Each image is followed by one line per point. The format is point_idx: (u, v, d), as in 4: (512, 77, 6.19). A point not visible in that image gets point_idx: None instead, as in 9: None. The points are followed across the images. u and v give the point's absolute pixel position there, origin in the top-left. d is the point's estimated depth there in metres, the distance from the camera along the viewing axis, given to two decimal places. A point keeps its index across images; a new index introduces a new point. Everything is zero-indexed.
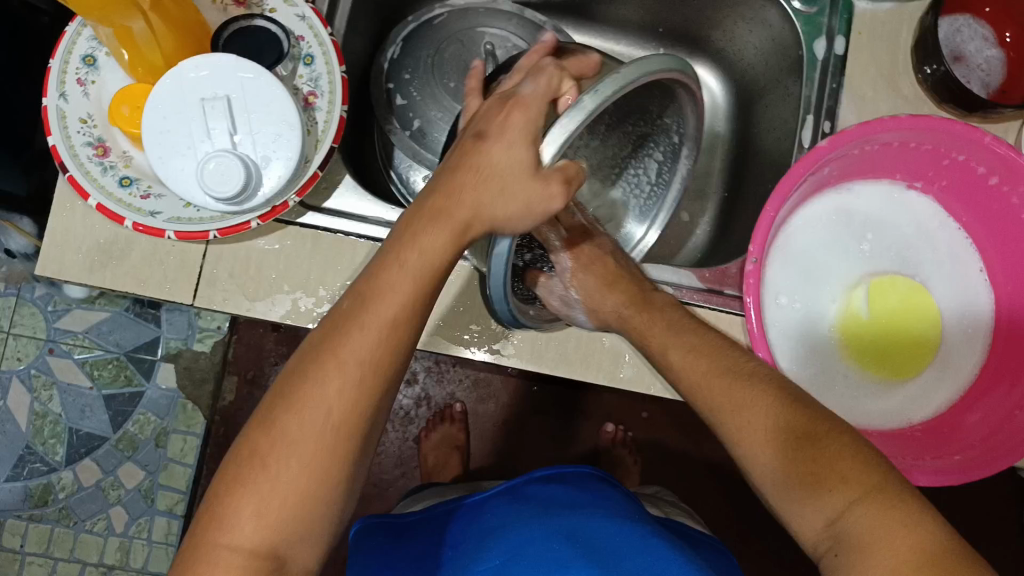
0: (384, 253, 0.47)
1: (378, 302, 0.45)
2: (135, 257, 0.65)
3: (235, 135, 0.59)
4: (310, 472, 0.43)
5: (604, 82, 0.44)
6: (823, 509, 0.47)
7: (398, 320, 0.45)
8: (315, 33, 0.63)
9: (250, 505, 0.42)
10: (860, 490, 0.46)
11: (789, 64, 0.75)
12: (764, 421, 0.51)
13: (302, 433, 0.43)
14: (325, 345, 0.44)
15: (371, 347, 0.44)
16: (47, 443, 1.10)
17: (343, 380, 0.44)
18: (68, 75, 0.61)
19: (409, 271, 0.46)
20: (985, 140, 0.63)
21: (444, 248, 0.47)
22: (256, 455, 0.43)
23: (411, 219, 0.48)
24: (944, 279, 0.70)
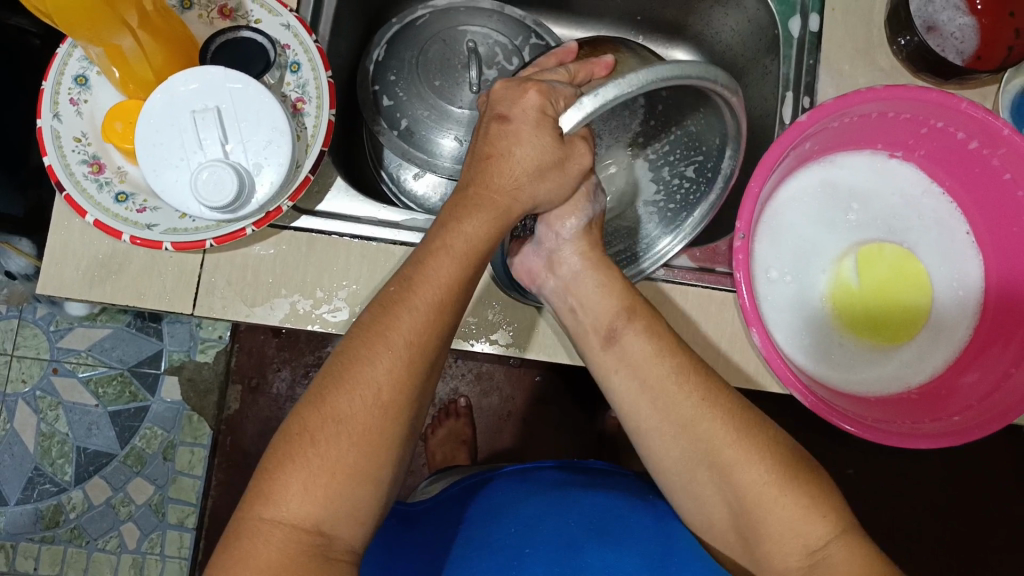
0: (429, 241, 0.51)
1: (424, 287, 0.49)
2: (134, 270, 0.66)
3: (226, 144, 0.60)
4: (358, 449, 0.45)
5: (626, 78, 0.47)
6: (804, 540, 0.51)
7: (438, 303, 0.49)
8: (300, 40, 0.65)
9: (299, 479, 0.44)
10: (835, 527, 0.52)
11: (765, 44, 0.76)
12: (757, 455, 0.53)
13: (351, 409, 0.46)
14: (375, 328, 0.48)
15: (418, 329, 0.48)
16: (56, 463, 1.11)
17: (393, 361, 0.47)
18: (60, 95, 0.62)
19: (454, 256, 0.50)
20: (961, 105, 0.63)
21: (486, 231, 0.51)
22: (306, 432, 0.45)
23: (451, 210, 0.52)
24: (931, 245, 0.71)
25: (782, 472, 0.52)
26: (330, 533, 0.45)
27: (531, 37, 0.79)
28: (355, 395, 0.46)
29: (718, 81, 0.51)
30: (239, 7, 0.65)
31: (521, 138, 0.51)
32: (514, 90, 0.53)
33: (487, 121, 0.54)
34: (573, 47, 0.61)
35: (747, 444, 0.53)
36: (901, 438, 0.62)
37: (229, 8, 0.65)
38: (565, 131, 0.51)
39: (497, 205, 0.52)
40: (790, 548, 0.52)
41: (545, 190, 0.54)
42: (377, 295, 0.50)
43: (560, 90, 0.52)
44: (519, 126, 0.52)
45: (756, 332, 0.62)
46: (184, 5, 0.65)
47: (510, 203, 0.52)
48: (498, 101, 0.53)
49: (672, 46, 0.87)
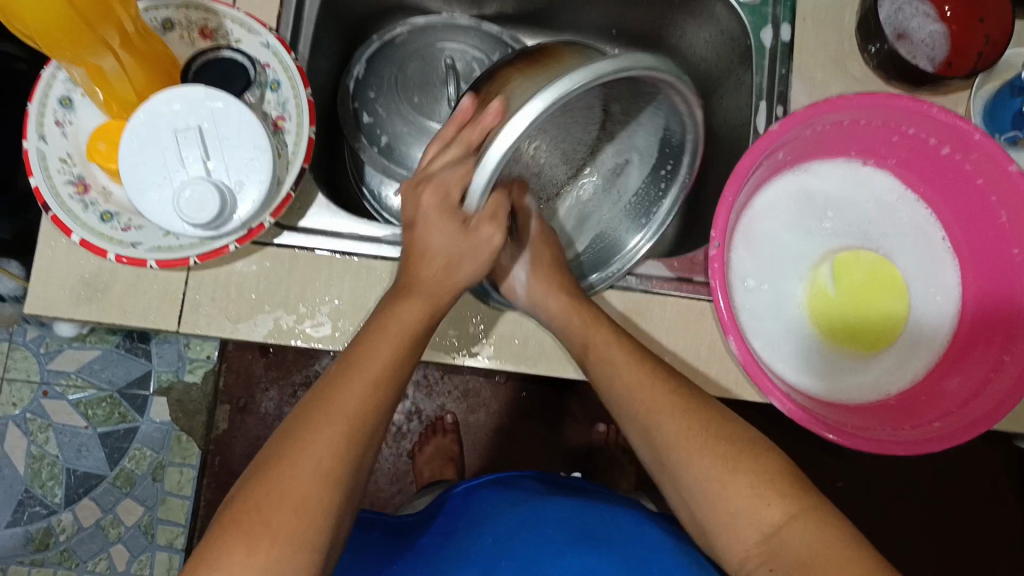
0: (367, 326, 0.56)
1: (366, 361, 0.52)
2: (119, 288, 0.66)
3: (208, 162, 0.61)
4: (296, 514, 0.46)
5: (573, 77, 0.46)
6: (757, 523, 0.51)
7: (382, 381, 0.52)
8: (281, 59, 0.66)
9: (242, 545, 0.45)
10: (786, 512, 0.51)
11: (739, 55, 0.78)
12: (702, 446, 0.54)
13: (295, 481, 0.47)
14: (319, 402, 0.50)
15: (362, 402, 0.51)
16: (45, 485, 1.11)
17: (337, 431, 0.49)
18: (46, 117, 0.63)
19: (392, 338, 0.54)
20: (931, 111, 0.65)
21: (418, 314, 0.56)
22: (250, 502, 0.46)
23: (388, 301, 0.57)
24: (907, 251, 0.72)
25: (730, 462, 0.53)
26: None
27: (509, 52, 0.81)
28: (298, 465, 0.47)
29: (663, 65, 0.50)
30: (219, 27, 0.67)
31: (430, 221, 0.56)
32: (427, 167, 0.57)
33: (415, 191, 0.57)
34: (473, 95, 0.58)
35: (692, 430, 0.54)
36: (885, 444, 0.63)
37: (210, 29, 0.66)
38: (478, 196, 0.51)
39: (431, 294, 0.57)
40: (744, 535, 0.51)
41: (467, 272, 0.58)
42: (324, 374, 0.53)
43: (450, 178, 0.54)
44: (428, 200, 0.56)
45: (733, 340, 0.62)
46: (165, 27, 0.66)
47: (442, 287, 0.58)
48: (415, 182, 0.57)
49: None
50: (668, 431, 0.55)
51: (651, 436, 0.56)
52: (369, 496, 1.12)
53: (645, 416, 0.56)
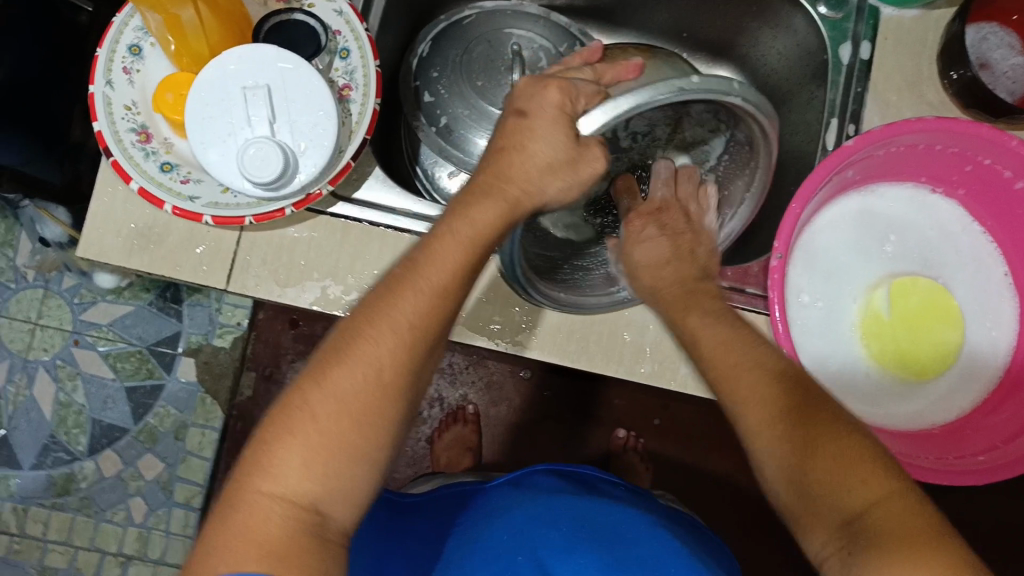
0: (437, 226, 0.51)
1: (429, 267, 0.48)
2: (172, 241, 0.66)
3: (274, 123, 0.60)
4: (353, 427, 0.45)
5: (748, 93, 0.51)
6: (848, 491, 0.43)
7: (443, 286, 0.48)
8: (352, 27, 0.65)
9: (299, 454, 0.44)
10: (876, 491, 0.42)
11: (813, 69, 0.76)
12: (769, 391, 0.48)
13: (353, 388, 0.45)
14: (379, 307, 0.47)
15: (421, 312, 0.47)
16: (70, 433, 1.12)
17: (396, 341, 0.46)
18: (115, 63, 0.63)
19: (459, 241, 0.50)
20: (1012, 144, 0.63)
21: (493, 219, 0.51)
22: (307, 406, 0.45)
23: (461, 200, 0.52)
24: (965, 283, 0.71)
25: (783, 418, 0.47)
26: (325, 512, 0.44)
27: (577, 45, 0.78)
28: (354, 375, 0.45)
29: (766, 116, 0.54)
30: None
31: (535, 132, 0.51)
32: (535, 86, 0.52)
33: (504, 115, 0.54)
34: (597, 47, 0.60)
35: (766, 382, 0.49)
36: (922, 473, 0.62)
37: None
38: (582, 134, 0.51)
39: (506, 196, 0.52)
40: (822, 528, 0.43)
41: (555, 187, 0.53)
42: (382, 277, 0.49)
43: (583, 87, 0.52)
44: (534, 121, 0.51)
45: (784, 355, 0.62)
46: None
47: (519, 196, 0.52)
48: (519, 96, 0.53)
49: (715, 66, 0.87)
50: (737, 383, 0.50)
51: (726, 379, 0.51)
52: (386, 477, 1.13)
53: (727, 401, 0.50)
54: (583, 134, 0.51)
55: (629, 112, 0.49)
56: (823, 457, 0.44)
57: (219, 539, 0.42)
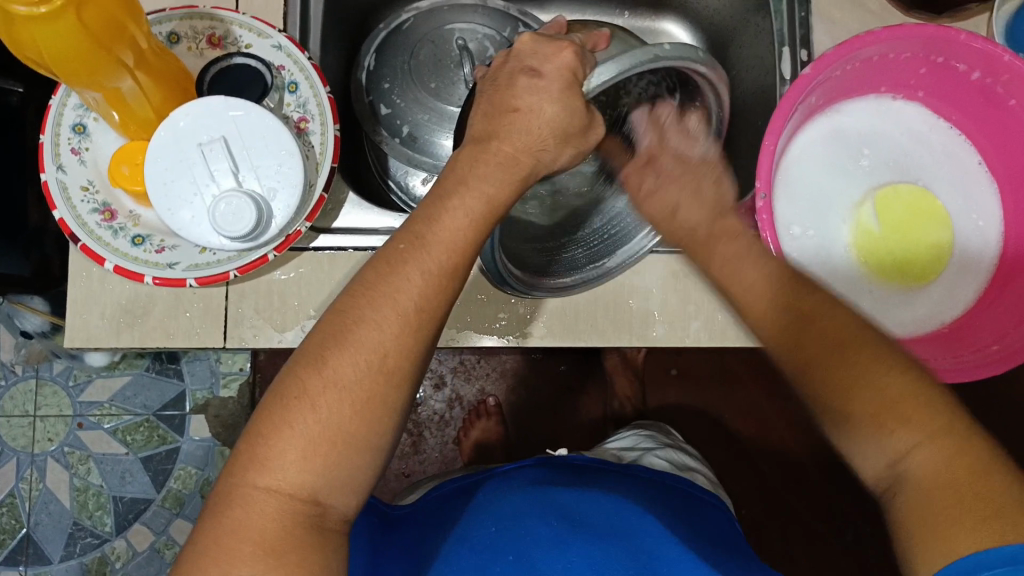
0: (440, 193, 0.47)
1: (436, 243, 0.46)
2: (159, 311, 0.65)
3: (238, 173, 0.59)
4: (357, 415, 0.42)
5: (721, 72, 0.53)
6: (885, 449, 0.45)
7: (450, 267, 0.46)
8: (294, 59, 0.64)
9: (296, 446, 0.41)
10: (926, 431, 0.44)
11: (753, 2, 0.76)
12: (810, 358, 0.49)
13: (354, 374, 0.43)
14: (384, 287, 0.44)
15: (427, 293, 0.45)
16: (94, 516, 1.11)
17: (400, 325, 0.44)
18: (62, 146, 0.61)
19: (470, 217, 0.47)
20: (960, 37, 0.64)
21: (505, 194, 0.48)
22: (305, 396, 0.42)
23: (472, 160, 0.48)
24: (945, 180, 0.71)
25: (810, 348, 0.49)
26: (325, 503, 0.42)
27: (519, 26, 0.77)
28: (357, 360, 0.43)
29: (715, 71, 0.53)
30: (227, 34, 0.65)
31: (552, 94, 0.48)
32: (548, 48, 0.50)
33: (512, 73, 0.50)
34: (605, 34, 0.55)
35: (834, 353, 0.48)
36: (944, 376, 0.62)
37: (217, 36, 0.65)
38: (587, 95, 0.48)
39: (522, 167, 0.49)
40: (872, 459, 0.46)
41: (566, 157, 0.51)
42: (382, 250, 0.46)
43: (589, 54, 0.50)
44: (550, 81, 0.49)
45: None
46: (172, 40, 0.64)
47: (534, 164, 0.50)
48: (529, 55, 0.50)
49: (659, 17, 0.86)
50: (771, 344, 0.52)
51: (799, 396, 0.51)
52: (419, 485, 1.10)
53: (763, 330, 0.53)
54: (588, 92, 0.48)
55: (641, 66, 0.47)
56: (862, 428, 0.46)
57: (213, 533, 0.41)
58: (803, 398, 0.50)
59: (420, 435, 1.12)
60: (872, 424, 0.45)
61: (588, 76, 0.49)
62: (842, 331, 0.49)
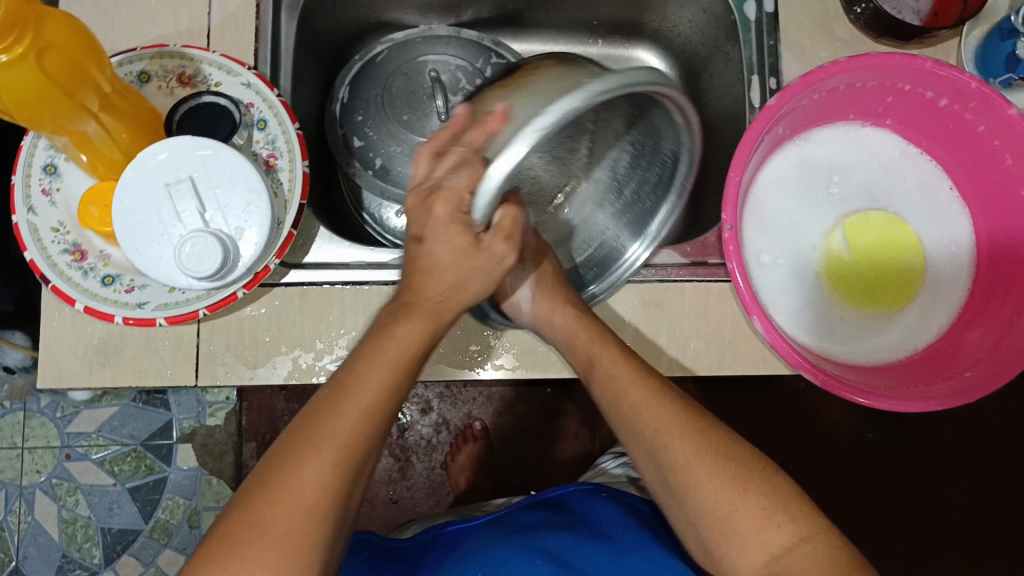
0: (379, 326, 0.51)
1: (370, 371, 0.48)
2: (132, 350, 0.65)
3: (205, 213, 0.59)
4: (280, 556, 0.44)
5: (649, 81, 0.45)
6: (767, 545, 0.51)
7: (388, 384, 0.48)
8: (264, 97, 0.65)
9: (235, 569, 0.44)
10: (795, 532, 0.51)
11: (724, 31, 0.76)
12: (712, 472, 0.52)
13: (275, 518, 0.44)
14: (322, 414, 0.47)
15: (366, 415, 0.47)
16: (83, 547, 1.11)
17: (319, 461, 0.45)
18: (32, 188, 0.62)
19: (384, 361, 0.49)
20: (926, 66, 0.64)
21: (434, 306, 0.50)
22: (246, 519, 0.45)
23: (407, 289, 0.53)
24: (916, 207, 0.71)
25: (720, 463, 0.53)
26: None
27: (491, 57, 0.78)
28: (296, 482, 0.45)
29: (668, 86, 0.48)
30: (198, 72, 0.65)
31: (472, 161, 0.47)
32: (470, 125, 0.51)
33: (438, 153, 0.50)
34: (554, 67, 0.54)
35: (709, 448, 0.53)
36: (914, 403, 0.61)
37: (188, 75, 0.65)
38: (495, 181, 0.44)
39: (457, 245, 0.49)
40: (750, 554, 0.51)
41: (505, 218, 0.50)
42: (334, 377, 0.49)
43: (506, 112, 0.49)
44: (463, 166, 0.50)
45: (758, 319, 0.60)
46: (142, 79, 0.65)
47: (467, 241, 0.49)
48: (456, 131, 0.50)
49: (632, 46, 0.87)
50: (670, 450, 0.53)
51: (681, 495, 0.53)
52: (407, 513, 1.10)
53: (652, 435, 0.54)
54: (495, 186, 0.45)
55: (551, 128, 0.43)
56: (742, 531, 0.51)
57: None
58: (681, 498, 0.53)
59: (408, 460, 1.12)
60: (765, 524, 0.51)
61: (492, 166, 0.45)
62: (699, 426, 0.54)
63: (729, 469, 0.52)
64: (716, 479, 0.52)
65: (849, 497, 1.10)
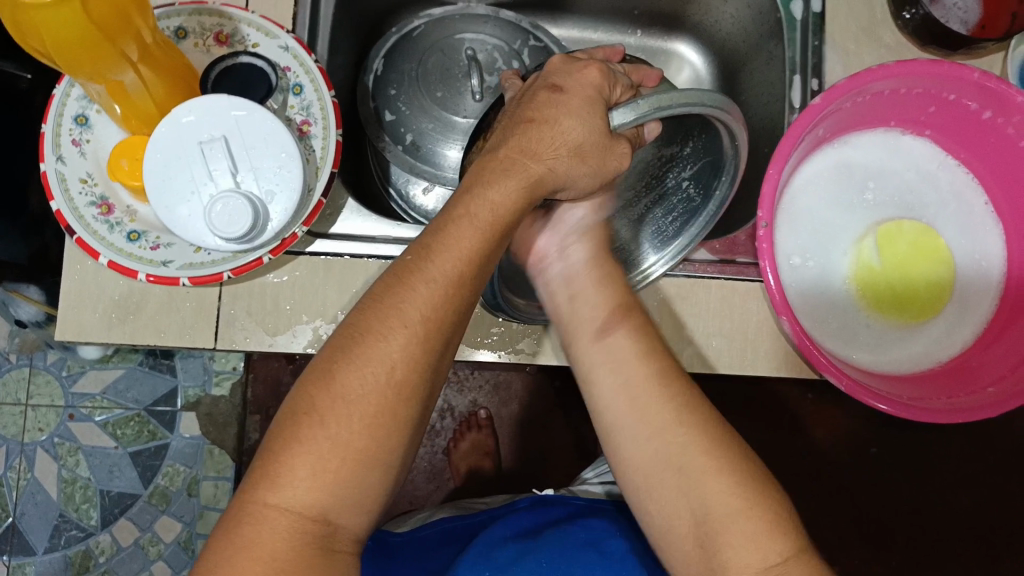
0: (450, 205, 0.47)
1: (442, 255, 0.45)
2: (152, 308, 0.65)
3: (237, 174, 0.59)
4: (370, 432, 0.43)
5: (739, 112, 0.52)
6: (761, 555, 0.46)
7: (457, 276, 0.45)
8: (300, 62, 0.64)
9: (306, 464, 0.42)
10: (793, 546, 0.47)
11: (768, 29, 0.75)
12: (711, 461, 0.49)
13: (361, 388, 0.43)
14: (390, 299, 0.44)
15: (434, 302, 0.44)
16: (80, 508, 1.10)
17: (407, 337, 0.44)
18: (62, 137, 0.61)
19: (478, 226, 0.46)
20: (974, 76, 0.63)
21: (513, 197, 0.47)
22: (313, 412, 0.43)
23: (479, 173, 0.48)
24: (950, 219, 0.71)
25: (729, 457, 0.49)
26: (336, 523, 0.43)
27: (528, 40, 0.77)
28: (367, 374, 0.43)
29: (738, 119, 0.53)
30: (235, 32, 0.65)
31: (571, 110, 0.48)
32: (573, 67, 0.52)
33: (536, 89, 0.51)
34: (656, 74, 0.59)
35: (713, 460, 0.48)
36: (938, 415, 0.61)
37: (226, 34, 0.65)
38: (614, 129, 0.48)
39: (528, 173, 0.47)
40: (746, 559, 0.46)
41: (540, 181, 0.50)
42: (394, 265, 0.46)
43: (618, 83, 0.52)
44: (570, 98, 0.49)
45: (786, 319, 0.60)
46: (180, 35, 0.64)
47: (543, 175, 0.48)
48: (552, 74, 0.51)
49: (671, 38, 0.86)
50: (677, 430, 0.50)
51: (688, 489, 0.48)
52: (408, 497, 1.09)
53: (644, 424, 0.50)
54: (614, 129, 0.49)
55: (669, 110, 0.47)
56: (732, 523, 0.47)
57: (223, 553, 0.41)
58: (690, 495, 0.48)
59: None
60: (750, 519, 0.47)
61: (618, 110, 0.48)
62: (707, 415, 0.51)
63: (709, 447, 0.49)
64: (719, 473, 0.48)
65: (847, 508, 1.10)
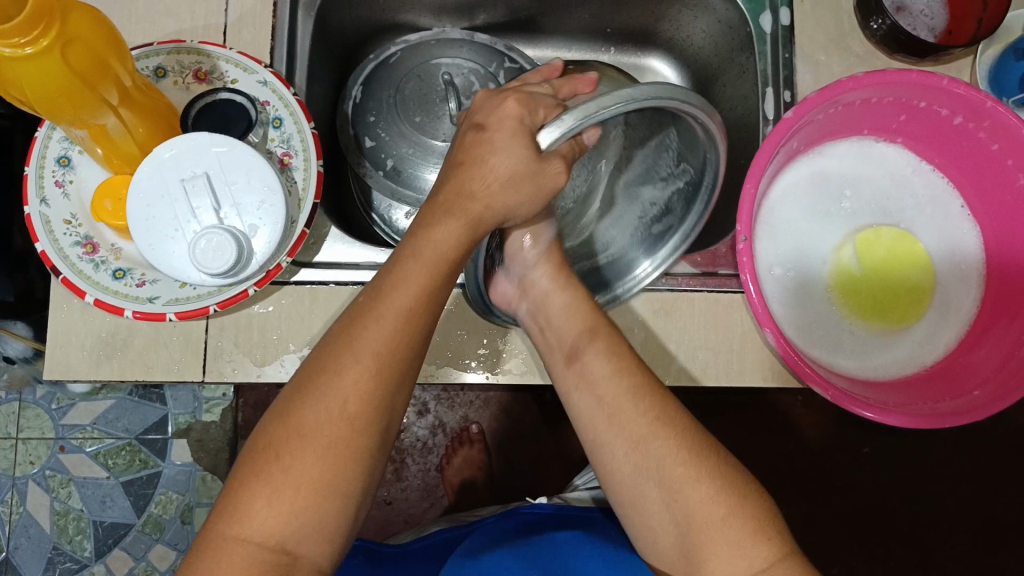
0: (401, 248, 0.51)
1: (392, 293, 0.49)
2: (139, 344, 0.65)
3: (220, 209, 0.59)
4: (324, 462, 0.46)
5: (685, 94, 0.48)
6: (747, 561, 0.53)
7: (405, 313, 0.49)
8: (280, 95, 0.64)
9: (264, 495, 0.45)
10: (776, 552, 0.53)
11: (738, 43, 0.77)
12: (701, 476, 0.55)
13: (317, 422, 0.46)
14: (344, 338, 0.48)
15: (386, 339, 0.48)
16: (73, 540, 1.10)
17: (359, 372, 0.47)
18: (45, 179, 0.61)
19: (424, 264, 0.50)
20: (943, 83, 0.64)
21: (455, 237, 0.50)
22: (272, 447, 0.47)
23: (427, 215, 0.52)
24: (927, 223, 0.72)
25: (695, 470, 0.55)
26: (295, 552, 0.46)
27: (505, 61, 0.78)
28: (320, 409, 0.47)
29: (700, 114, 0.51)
30: (214, 69, 0.65)
31: (495, 144, 0.51)
32: (495, 101, 0.54)
33: (466, 130, 0.54)
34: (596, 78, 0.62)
35: (699, 465, 0.55)
36: (923, 419, 0.62)
37: (204, 71, 0.65)
38: (544, 149, 0.49)
39: (468, 213, 0.51)
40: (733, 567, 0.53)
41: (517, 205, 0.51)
42: (352, 305, 0.50)
43: (540, 100, 0.53)
44: (494, 132, 0.52)
45: (769, 332, 0.61)
46: (158, 74, 0.65)
47: (481, 212, 0.51)
48: (477, 111, 0.54)
49: (645, 54, 0.87)
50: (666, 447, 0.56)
51: (670, 498, 0.55)
52: (403, 516, 1.10)
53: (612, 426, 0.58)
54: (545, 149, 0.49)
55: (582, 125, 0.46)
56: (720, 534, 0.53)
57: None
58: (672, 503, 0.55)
59: (403, 462, 1.12)
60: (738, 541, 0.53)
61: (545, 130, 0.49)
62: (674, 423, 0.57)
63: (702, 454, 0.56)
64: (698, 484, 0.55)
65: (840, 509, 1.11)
